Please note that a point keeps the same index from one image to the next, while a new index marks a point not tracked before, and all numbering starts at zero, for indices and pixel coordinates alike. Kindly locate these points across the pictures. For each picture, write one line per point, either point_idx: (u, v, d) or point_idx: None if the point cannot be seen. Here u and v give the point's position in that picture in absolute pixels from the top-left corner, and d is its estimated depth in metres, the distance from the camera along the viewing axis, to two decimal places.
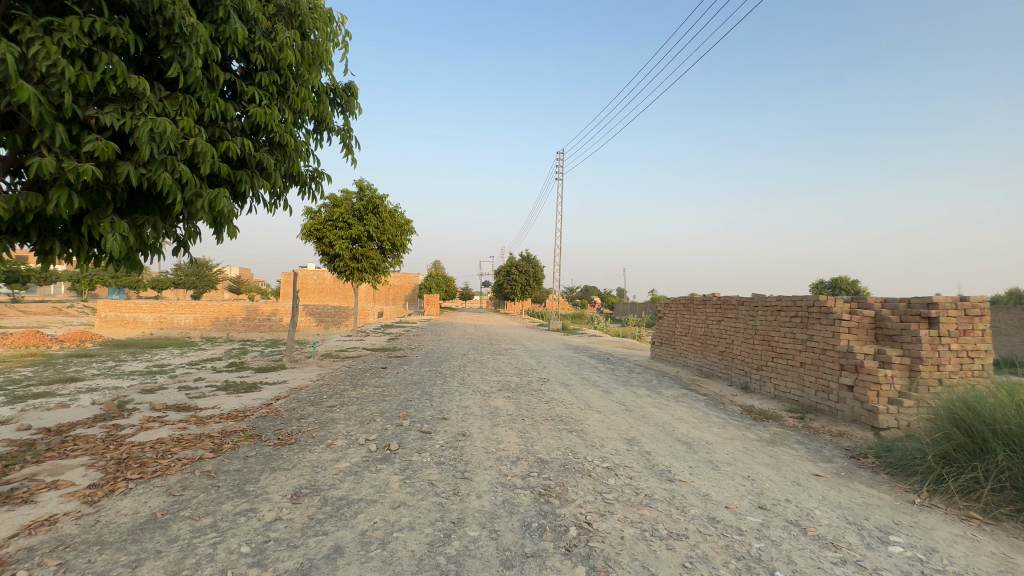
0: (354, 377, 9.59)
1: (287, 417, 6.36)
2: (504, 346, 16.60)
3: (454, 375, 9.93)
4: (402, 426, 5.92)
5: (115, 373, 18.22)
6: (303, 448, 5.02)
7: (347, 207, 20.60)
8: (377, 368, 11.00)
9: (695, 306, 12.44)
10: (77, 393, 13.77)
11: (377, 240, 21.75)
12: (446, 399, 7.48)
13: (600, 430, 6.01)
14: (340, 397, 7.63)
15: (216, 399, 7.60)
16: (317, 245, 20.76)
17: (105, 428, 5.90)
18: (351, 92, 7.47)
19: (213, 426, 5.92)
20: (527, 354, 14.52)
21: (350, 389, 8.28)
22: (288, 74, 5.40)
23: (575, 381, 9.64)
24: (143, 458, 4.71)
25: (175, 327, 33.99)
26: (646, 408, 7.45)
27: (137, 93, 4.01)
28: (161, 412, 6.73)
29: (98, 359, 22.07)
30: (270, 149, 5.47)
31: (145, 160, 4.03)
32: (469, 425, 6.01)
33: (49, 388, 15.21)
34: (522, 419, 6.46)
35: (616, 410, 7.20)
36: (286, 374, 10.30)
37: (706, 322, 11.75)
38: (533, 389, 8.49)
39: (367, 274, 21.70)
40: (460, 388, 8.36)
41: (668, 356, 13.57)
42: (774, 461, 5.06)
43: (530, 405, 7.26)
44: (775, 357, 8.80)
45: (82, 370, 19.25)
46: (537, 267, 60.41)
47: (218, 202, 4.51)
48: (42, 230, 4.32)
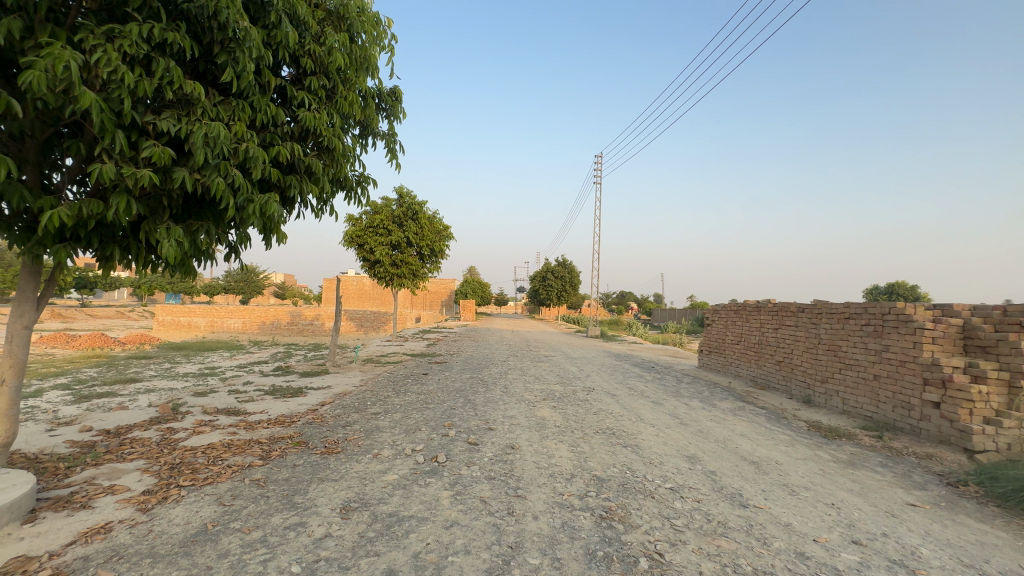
0: (397, 383, 9.54)
1: (332, 424, 6.30)
2: (543, 353, 16.30)
3: (496, 382, 9.71)
4: (447, 436, 5.73)
5: (170, 375, 19.12)
6: (349, 458, 4.89)
7: (388, 214, 20.86)
8: (418, 374, 10.94)
9: (748, 313, 11.76)
10: (136, 393, 14.47)
11: (416, 246, 21.93)
12: (490, 408, 7.26)
13: (657, 446, 5.62)
14: (383, 404, 7.55)
15: (264, 403, 7.67)
16: (358, 252, 21.16)
17: (159, 431, 6.00)
18: (396, 97, 7.44)
19: (261, 432, 5.91)
20: (568, 361, 14.17)
21: (393, 396, 8.21)
22: (337, 78, 5.36)
23: (622, 391, 9.23)
24: (194, 464, 4.71)
25: (225, 331, 35.54)
26: (702, 421, 6.99)
27: (193, 99, 4.01)
28: (212, 416, 6.83)
29: (156, 361, 23.28)
30: (318, 154, 5.44)
31: (199, 165, 4.03)
32: (517, 437, 5.76)
33: (112, 388, 16.09)
34: (571, 431, 6.15)
35: (670, 424, 6.77)
36: (329, 379, 10.38)
37: (761, 330, 11.07)
38: (579, 399, 8.15)
39: (407, 279, 21.92)
40: (504, 397, 8.13)
41: (718, 365, 12.90)
42: (859, 487, 4.54)
43: (578, 417, 6.94)
44: (844, 369, 8.13)
45: (141, 371, 20.32)
46: (573, 273, 59.81)
47: (269, 207, 4.48)
48: (103, 237, 4.40)
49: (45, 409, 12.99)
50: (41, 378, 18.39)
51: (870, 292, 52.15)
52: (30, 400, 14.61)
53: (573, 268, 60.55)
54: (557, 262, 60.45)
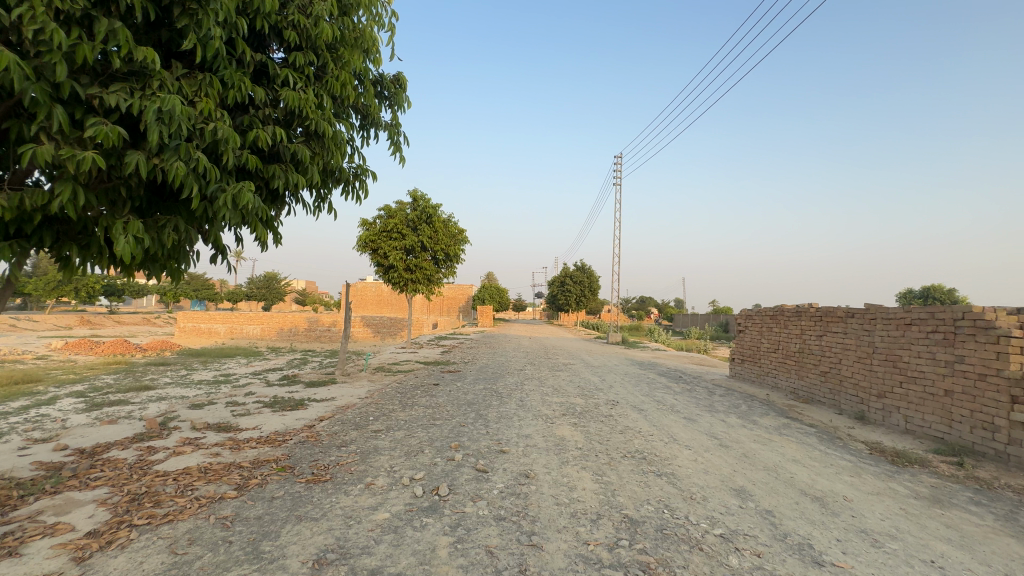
0: (404, 395, 8.89)
1: (327, 444, 5.65)
2: (562, 361, 15.49)
3: (512, 394, 8.98)
4: (453, 460, 5.01)
5: (185, 382, 18.94)
6: (337, 489, 4.20)
7: (402, 218, 20.40)
8: (429, 384, 10.26)
9: (786, 319, 10.77)
10: (147, 402, 14.23)
11: (430, 250, 21.40)
12: (503, 426, 6.52)
13: (697, 475, 4.79)
14: (387, 419, 6.87)
15: (259, 418, 7.08)
16: (372, 256, 20.81)
17: (137, 451, 5.44)
18: (399, 84, 6.86)
19: (246, 453, 5.28)
20: (588, 370, 13.35)
21: (399, 410, 7.55)
22: (327, 55, 4.76)
23: (649, 405, 8.38)
24: (160, 494, 4.08)
25: (244, 337, 35.70)
26: (745, 443, 6.13)
27: (149, 70, 3.43)
28: (200, 432, 6.25)
29: (173, 368, 23.25)
30: (307, 141, 4.85)
31: (156, 147, 3.44)
32: (533, 463, 5.01)
33: (124, 396, 15.93)
34: (595, 454, 5.37)
35: (709, 446, 5.92)
36: (335, 389, 9.80)
37: (802, 338, 10.08)
38: (603, 415, 7.35)
39: (421, 285, 21.41)
40: (519, 412, 7.39)
41: (752, 375, 11.92)
42: (958, 535, 3.65)
43: (602, 436, 6.15)
44: (905, 382, 7.16)
45: (156, 378, 20.24)
46: (592, 278, 58.79)
47: (242, 197, 3.87)
48: (60, 234, 3.88)
49: (54, 418, 12.78)
50: (59, 385, 18.37)
51: (903, 296, 49.97)
52: (42, 408, 14.47)
53: (592, 273, 59.54)
54: (576, 267, 59.49)
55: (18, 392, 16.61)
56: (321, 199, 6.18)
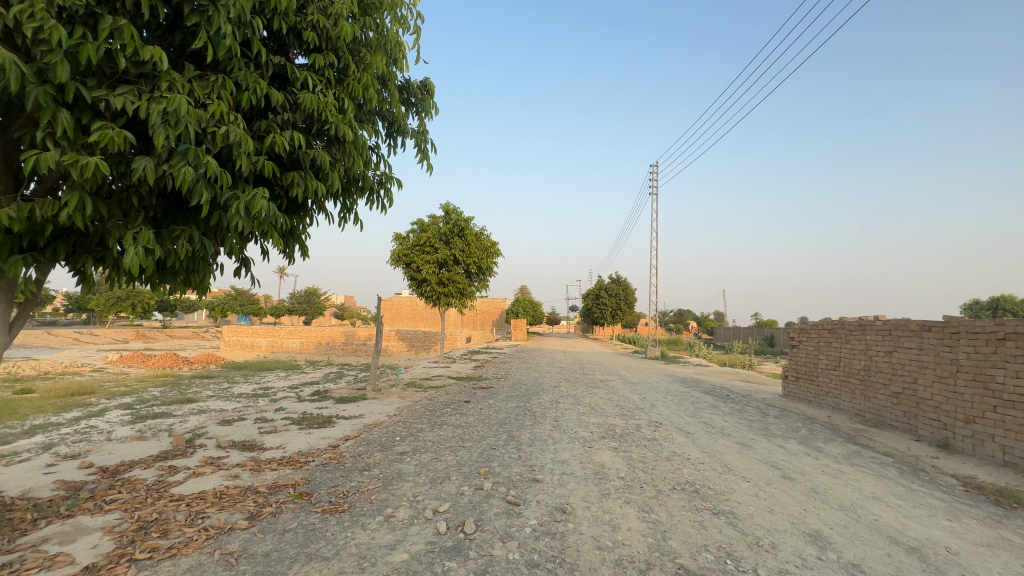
0: (434, 413, 8.55)
1: (349, 467, 5.32)
2: (599, 378, 14.81)
3: (546, 413, 8.46)
4: (482, 490, 4.57)
5: (225, 396, 19.35)
6: (353, 522, 3.82)
7: (434, 231, 20.38)
8: (460, 401, 9.88)
9: (848, 333, 9.82)
10: (187, 415, 14.50)
11: (463, 264, 21.24)
12: (537, 450, 6.02)
13: (761, 515, 4.14)
14: (414, 440, 6.51)
15: (285, 436, 6.87)
16: (405, 270, 20.87)
17: (158, 471, 5.27)
18: (427, 90, 6.64)
19: (265, 476, 5.01)
20: (627, 387, 12.65)
21: (427, 430, 7.18)
22: (348, 57, 4.54)
23: (697, 428, 7.69)
24: (169, 522, 3.82)
25: (284, 350, 36.62)
26: (812, 476, 5.39)
27: (158, 72, 3.25)
28: (224, 451, 6.07)
29: (215, 381, 23.89)
30: (327, 146, 4.62)
31: (163, 153, 3.24)
32: (570, 495, 4.50)
33: (168, 409, 16.36)
34: (639, 485, 4.80)
35: (770, 478, 5.23)
36: (365, 406, 9.57)
37: (868, 354, 9.12)
38: (646, 439, 6.74)
39: (454, 299, 21.25)
40: (554, 434, 6.87)
41: (809, 394, 10.93)
42: None
43: (647, 464, 5.56)
44: (1000, 407, 6.23)
45: (199, 391, 20.82)
46: (628, 291, 57.40)
47: (255, 204, 3.65)
48: (75, 246, 3.76)
49: (100, 430, 13.16)
50: (110, 397, 19.11)
51: (970, 308, 46.17)
52: (91, 419, 14.99)
53: (628, 286, 58.18)
54: (611, 279, 58.30)
55: (72, 404, 17.36)
56: (346, 209, 5.97)
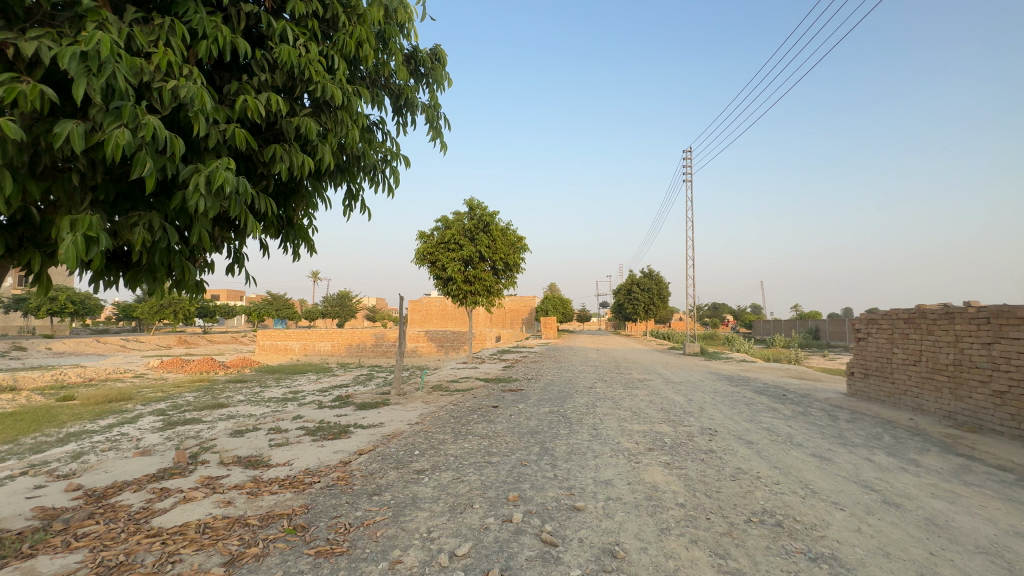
0: (459, 421, 7.80)
1: (358, 490, 4.59)
2: (637, 377, 13.79)
3: (583, 420, 7.57)
4: (511, 522, 3.75)
5: (256, 400, 19.27)
6: (350, 572, 3.06)
7: (459, 228, 19.78)
8: (487, 406, 9.11)
9: (931, 323, 8.56)
10: (216, 421, 14.37)
11: (489, 260, 20.53)
12: (576, 466, 5.15)
13: (875, 563, 3.16)
14: (434, 454, 5.76)
15: (295, 450, 6.23)
16: (430, 269, 20.39)
17: (148, 495, 4.67)
18: (438, 58, 5.84)
19: (261, 503, 4.33)
20: (668, 387, 11.63)
21: (449, 441, 6.42)
22: (335, 4, 3.80)
23: (759, 436, 6.65)
24: (133, 569, 3.15)
25: (316, 353, 36.91)
26: (922, 500, 4.33)
27: (83, 10, 2.58)
28: (225, 469, 5.46)
29: (248, 385, 24.04)
30: (317, 114, 3.89)
31: (94, 114, 2.57)
32: (620, 530, 3.62)
33: (198, 415, 16.30)
34: (706, 516, 3.87)
35: (869, 505, 4.20)
36: (386, 412, 8.92)
37: (958, 347, 7.89)
38: (702, 452, 5.77)
39: (481, 297, 20.57)
40: (594, 445, 6.00)
41: (882, 393, 9.67)
42: None
43: (709, 485, 4.61)
44: None
45: (231, 396, 20.87)
46: (661, 285, 55.52)
47: (217, 176, 2.94)
48: (23, 241, 3.18)
49: (130, 438, 13.07)
50: (146, 403, 19.33)
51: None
52: (125, 426, 15.01)
53: (661, 279, 56.26)
54: (643, 273, 56.58)
55: (109, 411, 17.56)
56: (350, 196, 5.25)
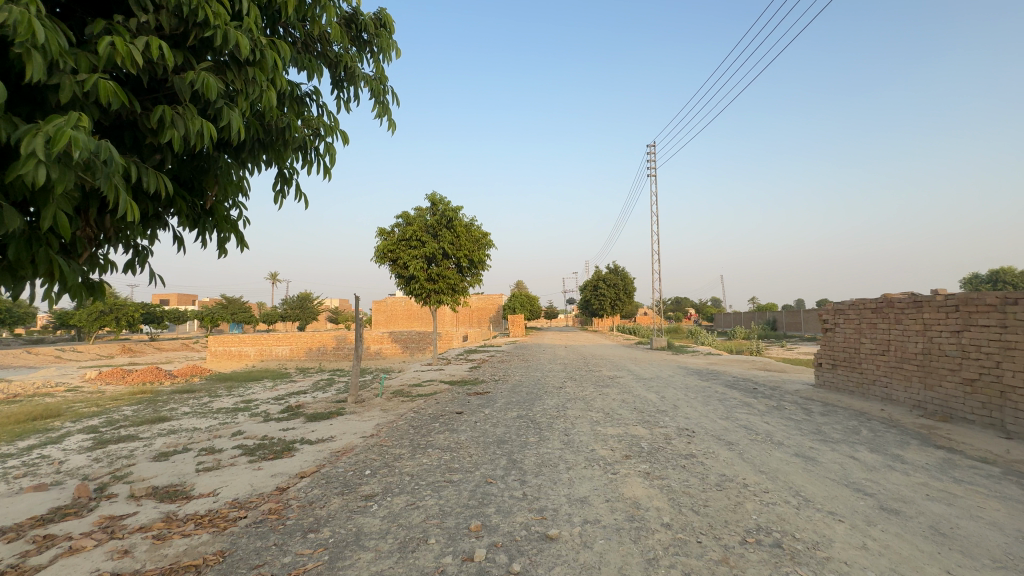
0: (419, 431, 7.11)
1: (291, 526, 3.86)
2: (607, 374, 13.44)
3: (554, 425, 7.03)
4: (473, 563, 3.13)
5: (202, 412, 17.84)
6: None
7: (420, 224, 18.95)
8: (451, 413, 8.44)
9: (899, 312, 8.51)
10: (153, 438, 13.04)
11: (453, 257, 19.78)
12: (547, 483, 4.59)
13: None
14: (388, 474, 5.07)
15: (225, 476, 5.39)
16: (392, 267, 19.49)
17: (24, 545, 3.77)
18: (383, 24, 5.11)
19: (168, 550, 3.54)
20: (640, 384, 11.29)
21: (406, 456, 5.73)
22: None
23: (739, 436, 6.29)
24: None
25: (274, 358, 35.11)
26: (920, 504, 4.00)
27: None
28: (134, 505, 4.59)
29: (196, 395, 22.35)
30: (221, 71, 3.15)
31: None
32: (602, 564, 3.06)
33: (135, 431, 14.83)
34: (697, 540, 3.37)
35: (868, 513, 3.83)
36: (338, 424, 8.11)
37: (926, 336, 7.83)
38: (682, 457, 5.32)
39: (446, 295, 19.82)
40: (566, 455, 5.47)
41: (850, 384, 9.61)
42: None
43: (696, 499, 4.14)
44: None
45: (175, 408, 19.25)
46: (627, 280, 56.09)
47: (60, 136, 2.18)
48: None
49: (50, 461, 11.62)
50: (76, 419, 17.54)
51: (969, 280, 45.18)
52: (47, 447, 13.44)
53: (626, 275, 56.85)
54: (609, 269, 57.04)
55: (31, 430, 15.79)
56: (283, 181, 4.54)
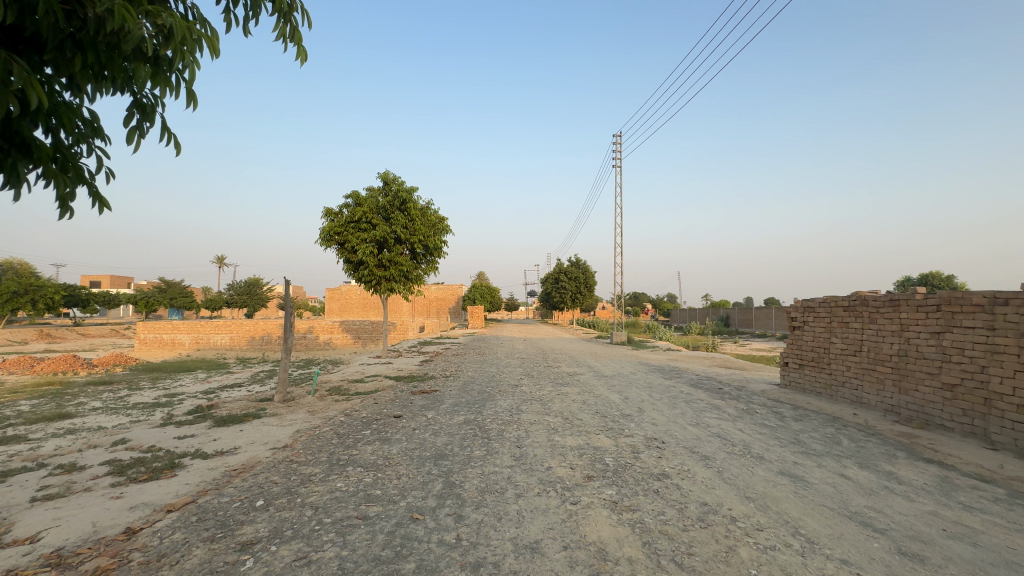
0: (343, 441, 5.93)
1: None
2: (567, 371, 12.60)
3: (505, 434, 6.03)
4: None
5: (114, 408, 15.73)
6: None
7: (371, 205, 17.46)
8: (388, 417, 7.29)
9: (873, 311, 8.06)
10: (41, 439, 11.07)
11: (407, 243, 18.42)
12: (489, 521, 3.56)
13: None
14: (284, 507, 3.89)
15: (64, 511, 4.03)
16: (338, 252, 17.91)
17: None
18: None
19: None
20: (601, 383, 10.50)
21: (317, 479, 4.57)
22: None
23: (715, 449, 5.50)
24: None
25: (211, 348, 32.43)
26: (943, 546, 3.26)
27: None
28: None
29: (112, 388, 19.90)
30: None
31: None
32: None
33: (23, 431, 12.68)
34: None
35: (889, 561, 3.03)
36: (249, 430, 6.77)
37: (903, 337, 7.37)
38: (654, 479, 4.44)
39: (398, 284, 18.45)
40: (516, 477, 4.47)
41: (817, 385, 9.18)
42: None
43: (678, 544, 3.21)
44: None
45: (84, 403, 16.93)
46: (588, 274, 56.05)
47: None
48: None
49: None
50: None
51: (903, 282, 47.73)
52: None
53: (588, 269, 56.64)
54: (571, 263, 56.80)
55: None
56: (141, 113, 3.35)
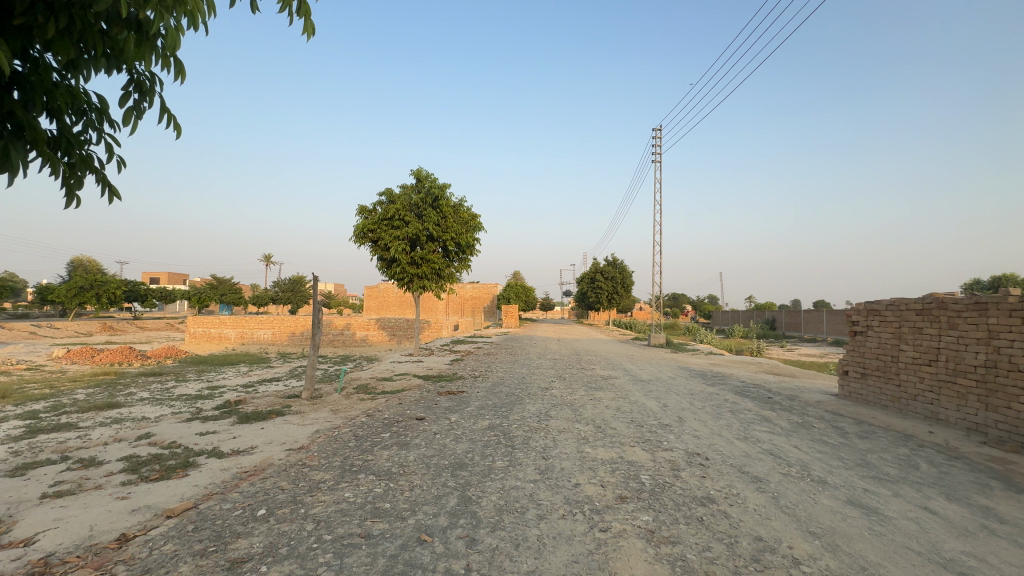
0: (360, 444, 5.63)
1: None
2: (602, 374, 11.99)
3: (530, 443, 5.57)
4: None
5: (160, 399, 16.28)
6: None
7: (404, 202, 17.38)
8: (410, 419, 6.97)
9: (953, 316, 7.09)
10: (87, 428, 11.47)
11: (440, 241, 18.24)
12: (504, 548, 3.12)
13: None
14: (285, 518, 3.58)
15: (67, 510, 3.88)
16: (372, 249, 17.95)
17: None
18: None
19: None
20: (638, 388, 9.85)
21: (326, 486, 4.26)
22: None
23: (768, 469, 4.83)
24: None
25: (255, 342, 33.54)
26: None
27: None
28: None
29: (161, 380, 20.71)
30: None
31: None
32: None
33: (74, 419, 13.24)
34: None
35: None
36: (270, 429, 6.60)
37: (992, 345, 6.41)
38: (697, 504, 3.86)
39: (430, 282, 18.32)
40: (539, 495, 4.01)
41: (883, 397, 8.22)
42: None
43: None
44: None
45: (133, 393, 17.66)
46: (625, 273, 54.66)
47: None
48: None
49: None
50: (20, 402, 15.90)
51: (972, 283, 43.87)
52: None
53: (625, 268, 55.19)
54: (608, 262, 55.57)
55: None
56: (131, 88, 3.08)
